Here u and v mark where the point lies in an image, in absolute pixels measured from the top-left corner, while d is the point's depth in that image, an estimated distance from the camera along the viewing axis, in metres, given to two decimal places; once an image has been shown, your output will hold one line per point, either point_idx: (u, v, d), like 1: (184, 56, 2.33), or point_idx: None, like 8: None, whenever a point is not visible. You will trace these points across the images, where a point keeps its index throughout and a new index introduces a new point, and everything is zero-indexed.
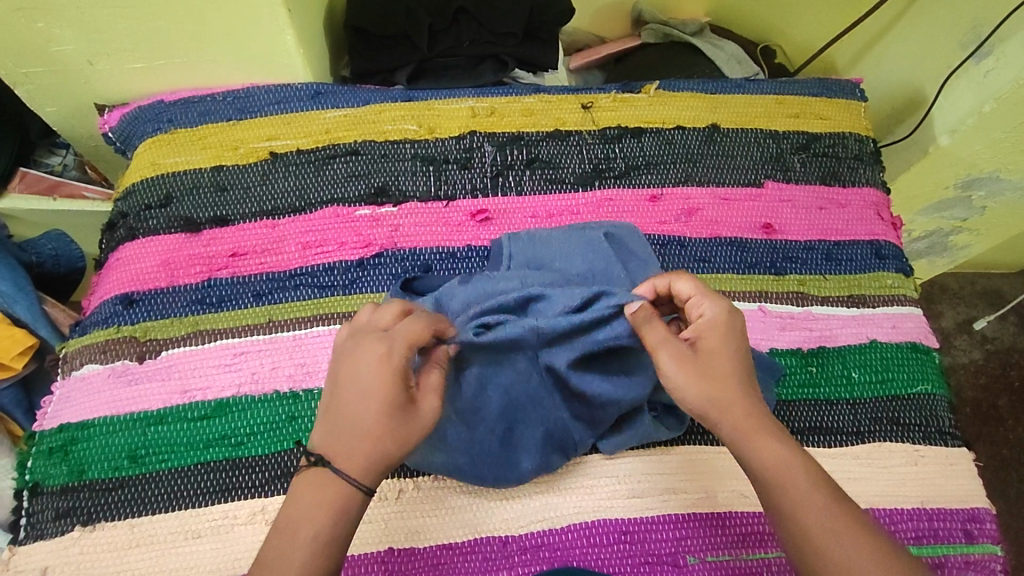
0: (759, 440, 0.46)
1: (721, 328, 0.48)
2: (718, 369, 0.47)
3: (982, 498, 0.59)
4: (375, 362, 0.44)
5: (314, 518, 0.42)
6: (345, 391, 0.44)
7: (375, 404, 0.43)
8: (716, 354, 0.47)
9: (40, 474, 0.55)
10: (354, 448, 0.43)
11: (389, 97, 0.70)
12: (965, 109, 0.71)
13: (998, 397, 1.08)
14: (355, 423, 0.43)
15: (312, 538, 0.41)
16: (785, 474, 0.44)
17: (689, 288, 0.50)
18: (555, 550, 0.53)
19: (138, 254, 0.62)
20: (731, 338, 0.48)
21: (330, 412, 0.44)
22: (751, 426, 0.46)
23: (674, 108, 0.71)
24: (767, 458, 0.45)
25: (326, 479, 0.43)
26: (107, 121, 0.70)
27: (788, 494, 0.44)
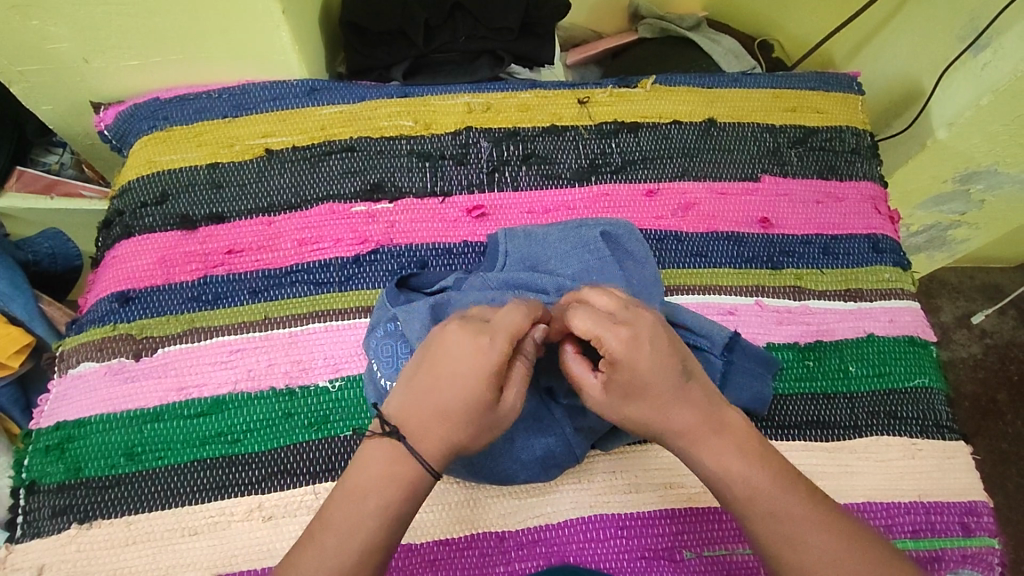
0: (711, 448, 0.45)
1: (636, 356, 0.44)
2: (642, 395, 0.45)
3: (979, 491, 0.58)
4: (473, 353, 0.44)
5: (382, 491, 0.43)
6: (439, 372, 0.44)
7: (470, 392, 0.43)
8: (636, 381, 0.44)
9: (36, 472, 0.55)
10: (436, 432, 0.44)
11: (384, 93, 0.69)
12: (963, 101, 0.70)
13: (997, 391, 1.08)
14: (443, 406, 0.44)
15: (381, 509, 0.43)
16: (745, 479, 0.44)
17: (587, 326, 0.44)
18: (552, 546, 0.53)
19: (134, 252, 0.62)
20: (653, 359, 0.44)
21: (416, 389, 0.45)
22: (699, 436, 0.45)
23: (671, 102, 0.71)
24: (723, 463, 0.44)
25: (400, 455, 0.43)
26: (102, 119, 0.70)
27: (752, 498, 0.44)
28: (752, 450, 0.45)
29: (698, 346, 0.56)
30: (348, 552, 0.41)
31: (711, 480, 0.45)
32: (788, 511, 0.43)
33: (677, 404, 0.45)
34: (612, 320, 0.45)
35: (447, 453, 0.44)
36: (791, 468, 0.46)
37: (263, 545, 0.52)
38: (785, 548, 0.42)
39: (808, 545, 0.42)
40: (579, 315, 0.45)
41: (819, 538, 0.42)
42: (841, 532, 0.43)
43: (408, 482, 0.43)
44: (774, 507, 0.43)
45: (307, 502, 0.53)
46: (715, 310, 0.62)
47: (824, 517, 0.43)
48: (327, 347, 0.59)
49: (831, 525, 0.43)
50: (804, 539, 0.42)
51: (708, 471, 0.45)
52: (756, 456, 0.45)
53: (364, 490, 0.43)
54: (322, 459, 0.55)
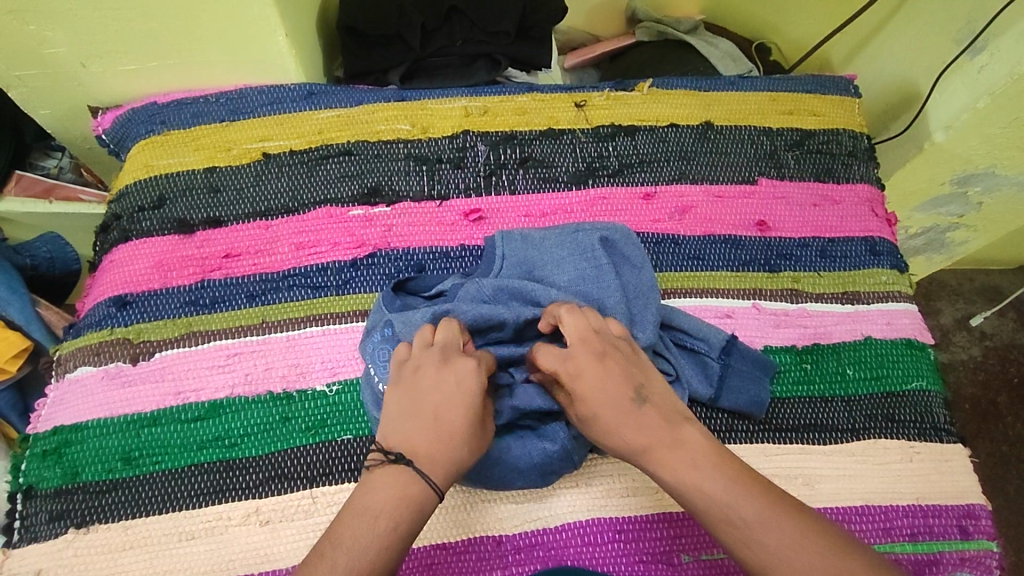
0: (672, 463, 0.45)
1: (584, 390, 0.48)
2: (604, 427, 0.47)
3: (977, 494, 0.59)
4: (469, 377, 0.47)
5: (394, 508, 0.42)
6: (431, 397, 0.46)
7: (468, 411, 0.47)
8: (597, 409, 0.47)
9: (34, 477, 0.55)
10: (443, 452, 0.45)
11: (382, 97, 0.70)
12: (960, 104, 0.70)
13: (997, 394, 1.08)
14: (445, 429, 0.46)
15: (389, 528, 0.42)
16: (700, 487, 0.44)
17: (549, 359, 0.49)
18: (549, 550, 0.53)
19: (132, 256, 0.62)
20: (603, 391, 0.47)
21: (412, 416, 0.46)
22: (660, 454, 0.46)
23: (667, 105, 0.71)
24: (681, 475, 0.45)
25: (408, 477, 0.44)
26: (99, 124, 0.70)
27: (707, 506, 0.43)
28: (709, 460, 0.45)
29: (694, 348, 0.58)
30: (356, 572, 0.39)
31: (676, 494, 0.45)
32: (741, 513, 0.42)
33: (640, 431, 0.46)
34: (563, 358, 0.49)
35: (451, 474, 0.45)
36: (746, 472, 0.45)
37: (260, 549, 0.52)
38: (745, 550, 0.42)
39: (765, 545, 0.41)
40: (543, 354, 0.50)
41: (775, 535, 0.41)
42: (799, 529, 0.42)
43: (418, 502, 0.43)
44: (729, 512, 0.43)
45: (305, 507, 0.53)
46: (711, 313, 0.62)
47: (778, 515, 0.42)
48: (324, 351, 0.59)
49: (787, 523, 0.42)
50: (758, 539, 0.41)
51: (671, 486, 0.45)
52: (711, 466, 0.45)
53: (376, 509, 0.42)
54: (319, 463, 0.55)
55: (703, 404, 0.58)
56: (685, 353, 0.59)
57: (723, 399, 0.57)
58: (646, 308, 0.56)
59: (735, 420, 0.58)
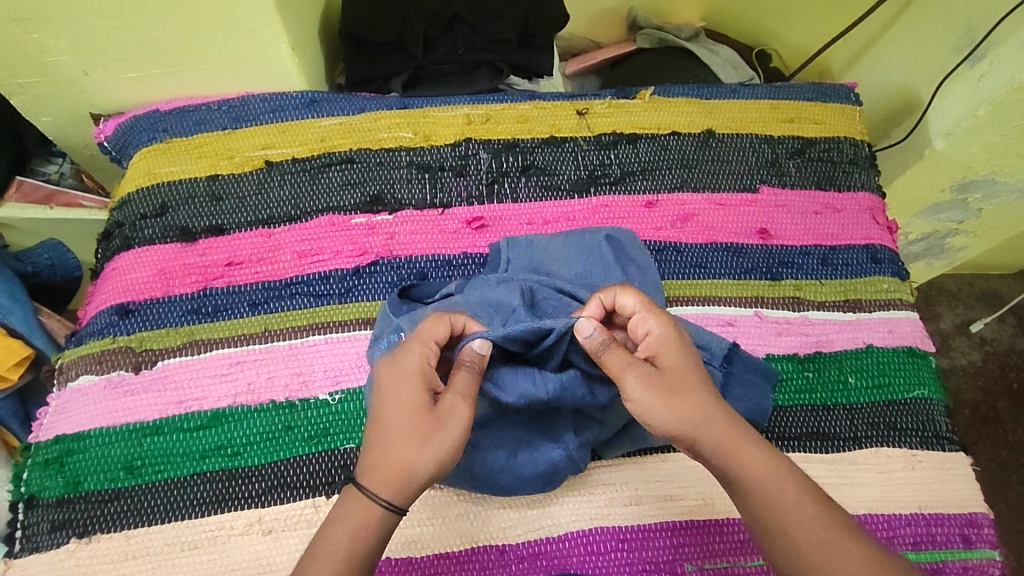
0: (743, 453, 0.46)
1: (673, 343, 0.49)
2: (684, 390, 0.47)
3: (980, 502, 0.59)
4: (398, 373, 0.47)
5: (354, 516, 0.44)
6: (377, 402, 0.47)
7: (400, 407, 0.46)
8: (682, 369, 0.48)
9: (35, 486, 0.55)
10: (386, 452, 0.45)
11: (384, 105, 0.70)
12: (960, 112, 0.71)
13: (997, 399, 1.08)
14: (384, 432, 0.45)
15: (352, 534, 0.43)
16: (770, 484, 0.45)
17: (632, 303, 0.50)
18: (553, 559, 0.53)
19: (133, 264, 0.62)
20: (689, 353, 0.49)
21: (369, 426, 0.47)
22: (733, 442, 0.46)
23: (669, 113, 0.71)
24: (752, 468, 0.45)
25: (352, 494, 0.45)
26: (101, 131, 0.70)
27: (775, 503, 0.44)
28: (775, 461, 0.46)
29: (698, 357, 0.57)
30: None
31: (739, 483, 0.46)
32: (808, 513, 0.44)
33: (715, 412, 0.47)
34: (651, 304, 0.51)
35: (398, 474, 0.44)
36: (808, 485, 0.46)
37: (263, 558, 0.52)
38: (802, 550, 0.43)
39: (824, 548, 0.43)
40: (626, 295, 0.51)
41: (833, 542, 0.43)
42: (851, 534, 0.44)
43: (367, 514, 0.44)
44: (788, 519, 0.44)
45: (307, 516, 0.53)
46: (713, 321, 0.62)
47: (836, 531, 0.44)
48: (327, 360, 0.59)
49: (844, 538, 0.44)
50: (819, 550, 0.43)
51: (737, 474, 0.46)
52: (776, 466, 0.46)
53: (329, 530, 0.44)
54: (322, 472, 0.55)
55: None
56: None
57: None
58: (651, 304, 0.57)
59: None
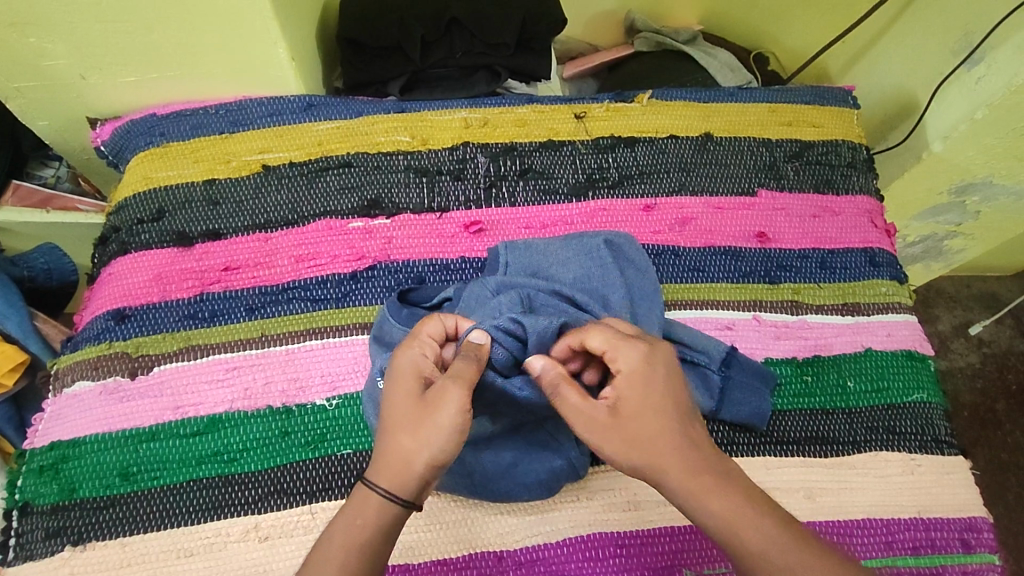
0: (704, 499, 0.42)
1: (639, 378, 0.45)
2: (643, 432, 0.44)
3: (979, 507, 0.58)
4: (397, 365, 0.47)
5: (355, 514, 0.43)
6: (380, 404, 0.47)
7: (396, 397, 0.45)
8: (639, 408, 0.45)
9: (30, 493, 0.54)
10: (388, 449, 0.44)
11: (381, 109, 0.69)
12: (958, 116, 0.71)
13: (996, 401, 1.08)
14: (385, 425, 0.45)
15: (355, 531, 0.42)
16: (733, 533, 0.41)
17: (600, 343, 0.47)
18: (550, 565, 0.53)
19: (130, 269, 0.61)
20: (654, 390, 0.45)
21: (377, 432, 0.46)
22: (694, 488, 0.43)
23: (667, 117, 0.71)
24: (715, 515, 0.42)
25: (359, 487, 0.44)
26: (98, 135, 0.70)
27: (739, 553, 0.41)
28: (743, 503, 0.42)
29: (697, 361, 0.58)
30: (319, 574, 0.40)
31: (704, 525, 0.43)
32: (777, 567, 0.40)
33: (676, 456, 0.43)
34: (621, 339, 0.47)
35: (393, 462, 0.43)
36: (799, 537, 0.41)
37: (259, 566, 0.52)
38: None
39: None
40: (593, 335, 0.47)
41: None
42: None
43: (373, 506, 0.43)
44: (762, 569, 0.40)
45: (304, 523, 0.53)
46: (712, 325, 0.62)
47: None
48: (324, 365, 0.58)
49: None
50: None
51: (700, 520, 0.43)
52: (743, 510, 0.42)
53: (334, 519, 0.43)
54: (318, 478, 0.54)
55: (704, 418, 0.58)
56: (686, 366, 0.58)
57: (724, 411, 0.57)
58: (651, 309, 0.57)
59: (736, 433, 0.58)
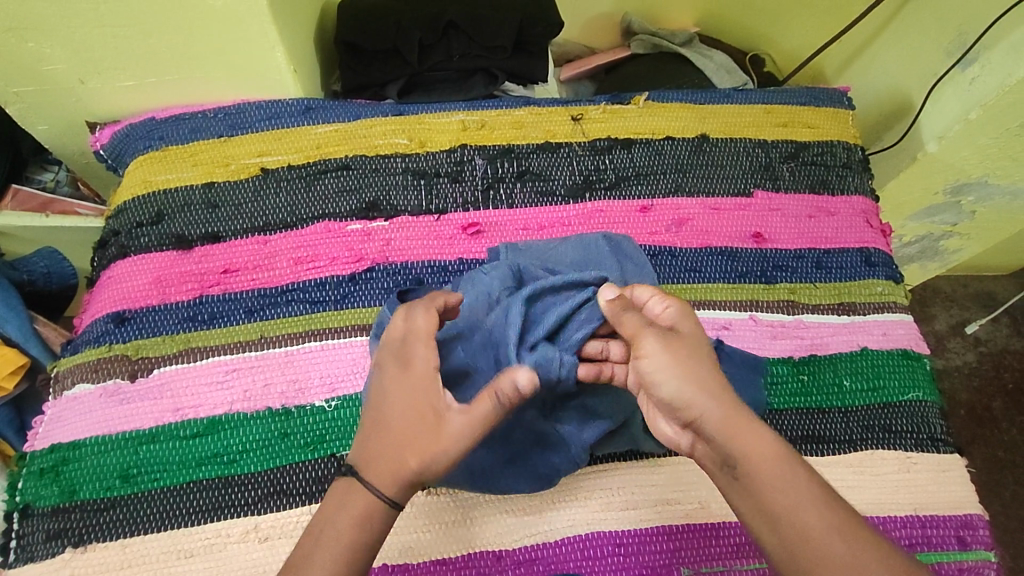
0: (745, 437, 0.43)
1: (685, 321, 0.48)
2: (693, 367, 0.45)
3: (974, 504, 0.59)
4: (409, 374, 0.45)
5: (343, 519, 0.43)
6: (376, 403, 0.46)
7: (407, 412, 0.44)
8: (690, 344, 0.46)
9: (30, 496, 0.54)
10: (388, 460, 0.43)
11: (379, 112, 0.70)
12: (952, 115, 0.71)
13: (992, 399, 1.09)
14: (388, 434, 0.44)
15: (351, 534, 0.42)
16: (766, 474, 0.42)
17: (647, 293, 0.50)
18: (549, 564, 0.53)
19: (130, 272, 0.62)
20: (698, 332, 0.48)
21: (364, 429, 0.46)
22: (736, 426, 0.43)
23: (663, 118, 0.72)
24: (749, 454, 0.42)
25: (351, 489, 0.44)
26: (98, 139, 0.70)
27: (768, 494, 0.41)
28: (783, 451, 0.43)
29: None
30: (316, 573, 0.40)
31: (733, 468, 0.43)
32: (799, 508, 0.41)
33: (720, 393, 0.44)
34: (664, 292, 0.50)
35: (398, 480, 0.43)
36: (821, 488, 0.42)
37: (260, 566, 0.52)
38: (798, 554, 0.40)
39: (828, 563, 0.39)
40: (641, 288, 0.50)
41: (844, 555, 0.39)
42: (869, 551, 0.40)
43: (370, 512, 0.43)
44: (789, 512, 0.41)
45: (304, 523, 0.53)
46: (709, 325, 0.63)
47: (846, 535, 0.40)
48: (323, 366, 0.59)
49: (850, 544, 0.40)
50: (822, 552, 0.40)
51: (737, 458, 0.43)
52: (788, 460, 0.42)
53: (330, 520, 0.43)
54: (318, 479, 0.55)
55: None
56: None
57: None
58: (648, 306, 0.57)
59: None
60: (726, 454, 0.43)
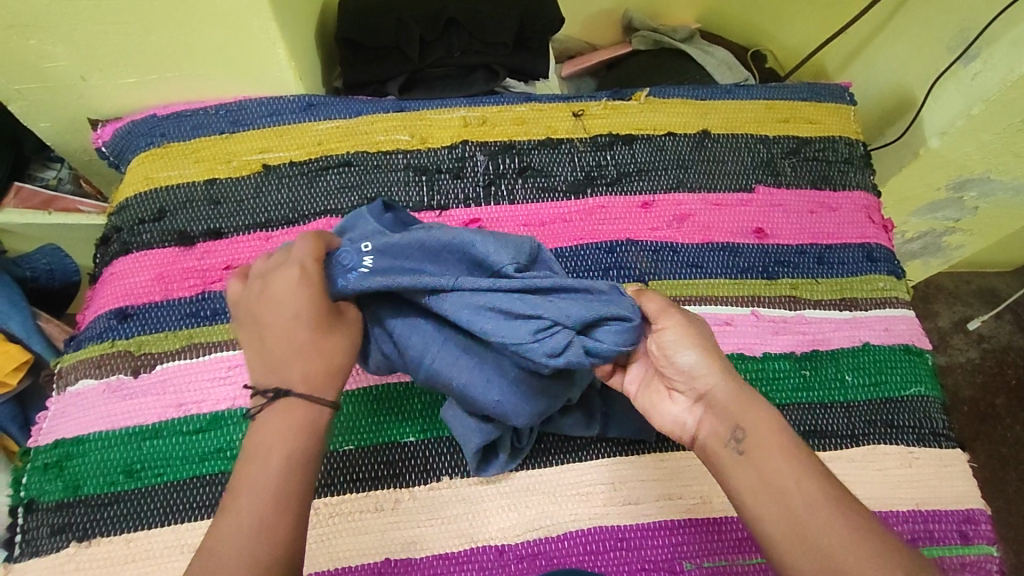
0: (753, 411, 0.45)
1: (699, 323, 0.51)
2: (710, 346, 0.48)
3: (976, 499, 0.59)
4: (294, 285, 0.44)
5: (286, 438, 0.41)
6: (267, 320, 0.44)
7: (307, 315, 0.43)
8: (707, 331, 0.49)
9: (34, 491, 0.55)
10: (310, 364, 0.43)
11: (380, 108, 0.70)
12: (955, 110, 0.71)
13: (996, 396, 1.08)
14: (298, 343, 0.43)
15: (294, 452, 0.41)
16: (769, 443, 0.44)
17: None
18: (551, 558, 0.53)
19: (134, 268, 0.62)
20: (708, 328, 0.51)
21: (262, 351, 0.44)
22: (745, 400, 0.46)
23: (664, 114, 0.72)
24: (754, 424, 0.45)
25: (282, 409, 0.42)
26: (99, 136, 0.70)
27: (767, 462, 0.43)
28: (789, 432, 0.45)
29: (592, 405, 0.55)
30: (268, 502, 0.39)
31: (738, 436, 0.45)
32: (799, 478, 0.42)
33: (732, 372, 0.47)
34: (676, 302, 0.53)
35: (328, 380, 0.44)
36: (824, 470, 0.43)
37: None
38: (797, 523, 0.41)
39: (820, 535, 0.40)
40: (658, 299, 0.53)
41: (839, 524, 0.40)
42: (860, 527, 0.40)
43: (308, 421, 0.42)
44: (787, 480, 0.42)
45: None
46: (711, 320, 0.62)
47: (844, 507, 0.41)
48: None
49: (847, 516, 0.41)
50: (818, 518, 0.41)
51: (742, 428, 0.45)
52: (790, 437, 0.44)
53: (266, 447, 0.41)
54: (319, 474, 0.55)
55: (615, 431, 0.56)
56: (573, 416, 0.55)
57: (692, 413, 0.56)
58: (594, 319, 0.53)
59: None
60: (733, 425, 0.45)
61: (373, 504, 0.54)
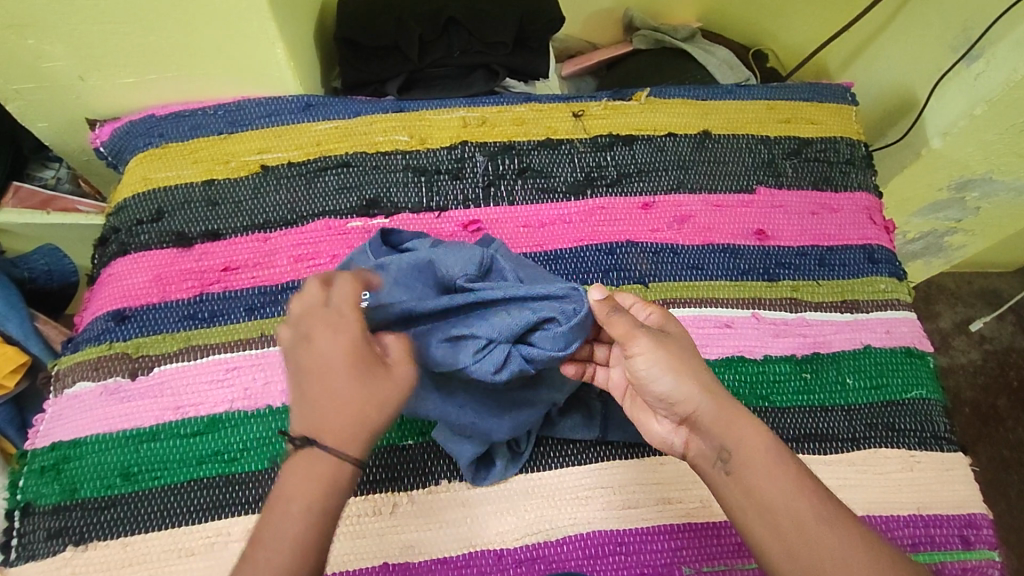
0: (737, 430, 0.44)
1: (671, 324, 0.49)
2: (687, 363, 0.46)
3: (978, 503, 0.59)
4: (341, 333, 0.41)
5: (309, 491, 0.39)
6: (309, 364, 0.41)
7: (352, 367, 0.40)
8: (682, 343, 0.47)
9: (31, 494, 0.55)
10: (345, 418, 0.40)
11: (379, 108, 0.69)
12: (957, 111, 0.71)
13: (997, 397, 1.08)
14: (337, 394, 0.40)
15: (315, 507, 0.39)
16: (758, 463, 0.43)
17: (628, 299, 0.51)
18: (550, 563, 0.53)
19: (132, 270, 0.62)
20: (684, 334, 0.49)
21: (300, 394, 0.41)
22: (731, 419, 0.44)
23: (664, 114, 0.71)
24: (742, 445, 0.44)
25: (310, 459, 0.40)
26: (97, 137, 0.70)
27: (756, 482, 0.43)
28: (774, 443, 0.44)
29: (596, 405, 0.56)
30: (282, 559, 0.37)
31: (726, 458, 0.44)
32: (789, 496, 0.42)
33: (712, 387, 0.46)
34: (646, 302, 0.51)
35: (362, 436, 0.40)
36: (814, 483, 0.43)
37: None
38: (792, 543, 0.41)
39: (816, 554, 0.40)
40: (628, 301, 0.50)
41: (833, 540, 0.40)
42: (854, 541, 0.40)
43: (333, 476, 0.40)
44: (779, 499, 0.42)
45: None
46: (712, 322, 0.62)
47: (837, 521, 0.41)
48: None
49: (841, 531, 0.41)
50: (812, 536, 0.41)
51: (729, 449, 0.44)
52: (779, 452, 0.44)
53: (288, 495, 0.39)
54: None
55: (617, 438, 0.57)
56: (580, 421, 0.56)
57: None
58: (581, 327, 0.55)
59: None
60: (720, 447, 0.44)
61: (371, 508, 0.53)
